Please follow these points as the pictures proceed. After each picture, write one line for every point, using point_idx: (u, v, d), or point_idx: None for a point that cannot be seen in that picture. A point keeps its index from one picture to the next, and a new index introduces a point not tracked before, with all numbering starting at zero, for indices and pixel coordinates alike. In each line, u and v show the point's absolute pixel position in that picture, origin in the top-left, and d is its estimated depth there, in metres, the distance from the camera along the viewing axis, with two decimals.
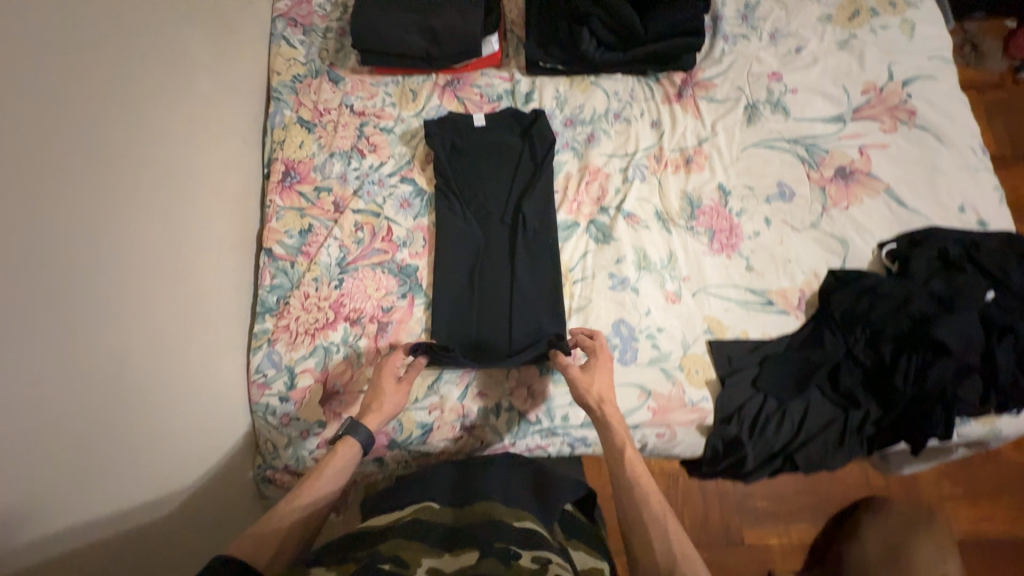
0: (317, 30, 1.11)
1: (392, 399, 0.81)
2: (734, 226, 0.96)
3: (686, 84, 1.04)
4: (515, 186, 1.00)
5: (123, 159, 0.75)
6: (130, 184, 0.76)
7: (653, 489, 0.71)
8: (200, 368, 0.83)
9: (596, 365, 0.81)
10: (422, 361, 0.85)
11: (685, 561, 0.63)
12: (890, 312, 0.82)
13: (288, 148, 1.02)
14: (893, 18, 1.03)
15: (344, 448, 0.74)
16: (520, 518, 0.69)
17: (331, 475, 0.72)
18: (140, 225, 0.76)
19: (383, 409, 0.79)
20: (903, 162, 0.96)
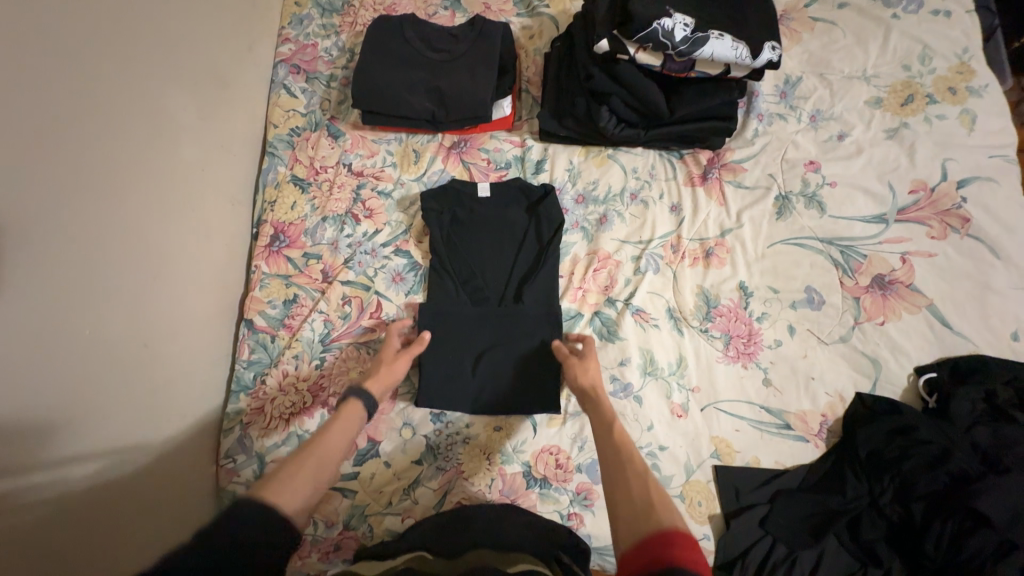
0: (321, 78, 1.05)
1: (392, 366, 0.80)
2: (753, 332, 0.87)
3: (712, 165, 0.95)
4: (517, 267, 0.93)
5: (104, 244, 0.68)
6: (109, 271, 0.69)
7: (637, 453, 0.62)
8: (166, 462, 0.77)
9: (591, 357, 0.80)
10: (427, 337, 0.85)
11: (662, 509, 0.53)
12: (925, 465, 0.73)
13: (279, 209, 0.96)
14: (952, 107, 0.92)
15: (350, 404, 0.70)
16: (514, 562, 0.62)
17: (335, 429, 0.66)
18: (115, 315, 0.70)
19: (384, 374, 0.78)
20: (953, 274, 0.85)
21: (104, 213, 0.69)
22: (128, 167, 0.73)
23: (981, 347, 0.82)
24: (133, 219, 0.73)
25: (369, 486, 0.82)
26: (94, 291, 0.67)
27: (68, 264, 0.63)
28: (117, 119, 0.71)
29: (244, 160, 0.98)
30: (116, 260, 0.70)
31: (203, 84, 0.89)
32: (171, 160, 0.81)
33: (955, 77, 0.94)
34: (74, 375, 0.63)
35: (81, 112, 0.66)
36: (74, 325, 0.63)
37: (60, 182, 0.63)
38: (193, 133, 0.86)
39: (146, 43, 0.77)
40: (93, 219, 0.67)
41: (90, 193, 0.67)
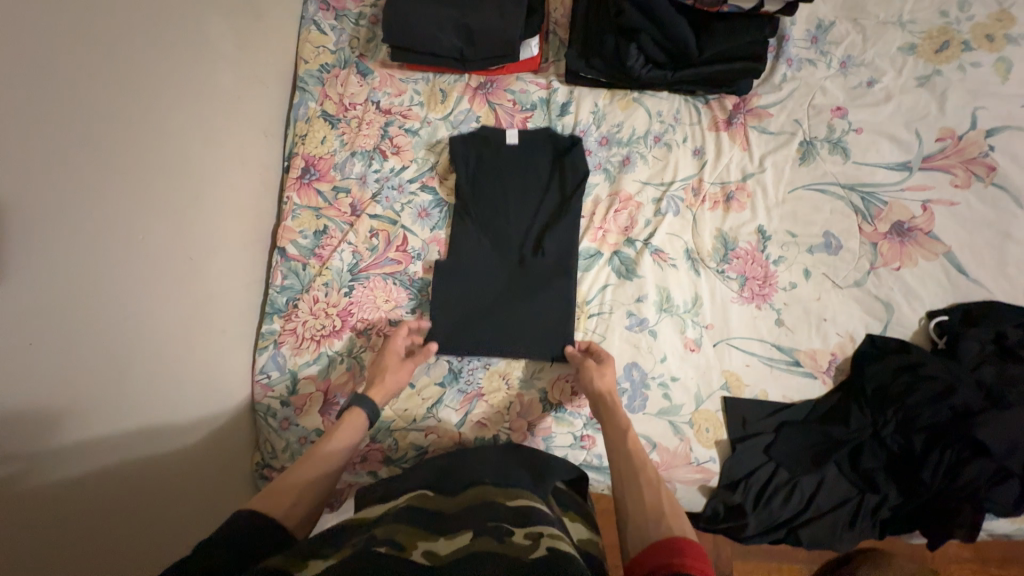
0: (350, 16, 1.05)
1: (394, 375, 0.81)
2: (769, 275, 0.89)
3: (738, 110, 0.95)
4: (535, 225, 0.94)
5: (145, 159, 0.72)
6: (150, 185, 0.73)
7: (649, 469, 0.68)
8: (208, 371, 0.82)
9: (607, 364, 0.81)
10: (433, 348, 0.85)
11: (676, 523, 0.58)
12: (928, 400, 0.76)
13: (309, 143, 0.99)
14: (988, 55, 0.91)
15: (356, 412, 0.74)
16: (513, 497, 0.65)
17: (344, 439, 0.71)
18: (159, 228, 0.74)
19: (385, 384, 0.80)
20: (974, 222, 0.86)
21: (143, 129, 0.72)
22: (164, 87, 0.76)
23: (994, 294, 0.83)
24: (170, 138, 0.77)
25: (394, 404, 0.87)
26: (137, 202, 0.71)
27: (112, 175, 0.67)
28: (153, 39, 0.74)
29: (276, 95, 1.00)
30: (157, 176, 0.74)
31: (235, 17, 0.91)
32: (206, 86, 0.84)
33: (993, 24, 0.92)
34: (122, 277, 0.68)
35: (121, 29, 0.69)
36: (119, 231, 0.68)
37: (108, 92, 0.67)
38: (226, 63, 0.88)
39: None
40: (133, 134, 0.71)
41: (132, 109, 0.70)
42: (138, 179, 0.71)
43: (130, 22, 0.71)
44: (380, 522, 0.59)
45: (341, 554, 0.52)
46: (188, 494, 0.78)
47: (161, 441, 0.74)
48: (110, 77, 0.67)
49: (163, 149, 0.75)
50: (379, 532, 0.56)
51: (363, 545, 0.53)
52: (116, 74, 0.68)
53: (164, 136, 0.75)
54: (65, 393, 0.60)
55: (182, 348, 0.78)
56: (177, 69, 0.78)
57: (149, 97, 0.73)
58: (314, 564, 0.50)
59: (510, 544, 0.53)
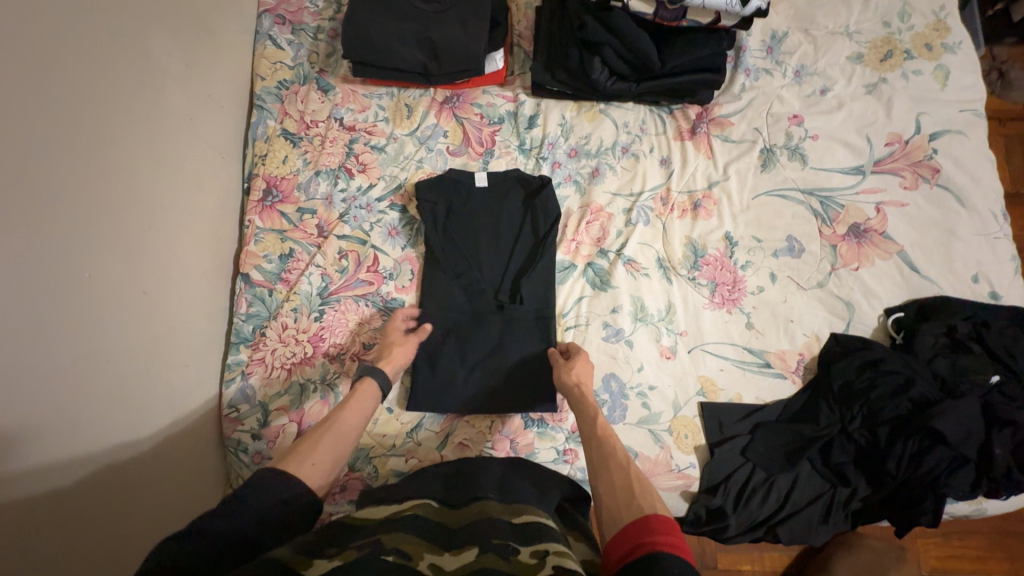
0: (308, 30, 1.02)
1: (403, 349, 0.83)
2: (737, 279, 0.91)
3: (701, 120, 0.97)
4: (512, 260, 0.93)
5: (93, 187, 0.68)
6: (99, 215, 0.68)
7: (620, 450, 0.69)
8: (171, 410, 0.78)
9: (578, 356, 0.83)
10: (428, 328, 0.87)
11: (647, 500, 0.59)
12: (890, 394, 0.80)
13: (270, 164, 0.95)
14: (927, 63, 0.96)
15: (363, 385, 0.74)
16: (519, 513, 0.63)
17: (352, 409, 0.71)
18: (111, 259, 0.70)
19: (394, 358, 0.81)
20: (923, 221, 0.91)
21: (89, 155, 0.67)
22: (111, 109, 0.71)
23: (944, 289, 0.88)
24: (121, 165, 0.72)
25: (373, 430, 0.85)
26: (87, 233, 0.66)
27: (58, 208, 0.62)
28: (95, 56, 0.69)
29: (232, 114, 0.96)
30: (107, 205, 0.69)
31: (185, 32, 0.86)
32: (157, 107, 0.79)
33: (931, 34, 0.97)
34: (77, 315, 0.64)
35: (61, 48, 0.64)
36: (65, 267, 0.63)
37: (53, 120, 0.62)
38: (177, 81, 0.84)
39: None
40: (80, 162, 0.66)
41: (77, 135, 0.65)
42: (89, 211, 0.67)
43: (70, 43, 0.66)
44: (384, 528, 0.58)
45: (347, 557, 0.51)
46: (158, 522, 0.74)
47: (129, 479, 0.70)
48: (52, 104, 0.62)
49: (114, 177, 0.71)
50: (384, 541, 0.54)
51: (369, 551, 0.51)
52: (59, 100, 0.63)
53: (113, 162, 0.71)
54: (17, 445, 0.56)
55: (141, 386, 0.73)
56: (125, 91, 0.74)
57: (97, 123, 0.68)
58: (316, 564, 0.49)
59: (518, 563, 0.52)
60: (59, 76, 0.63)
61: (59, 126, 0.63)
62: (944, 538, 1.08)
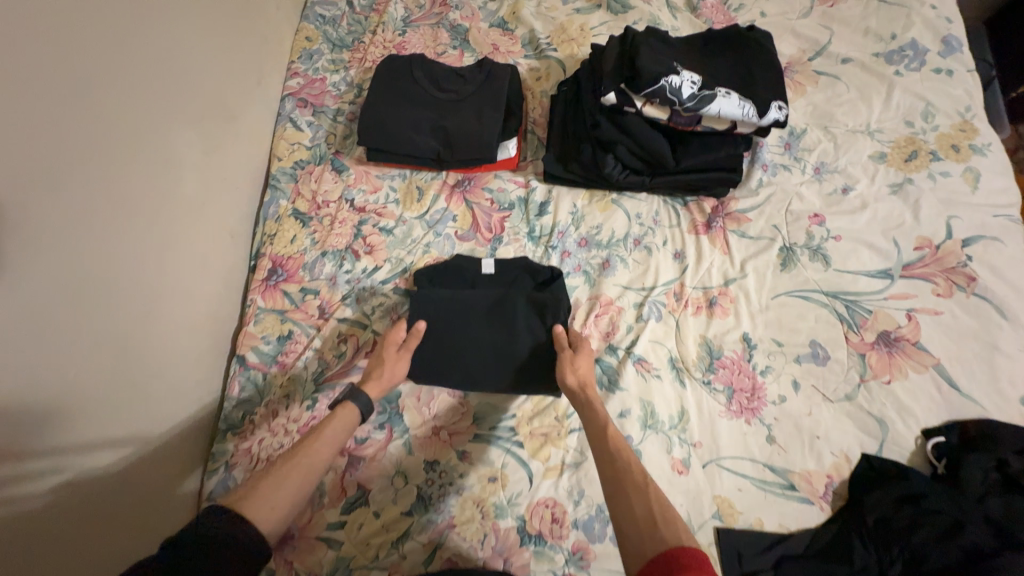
0: (328, 112, 1.05)
1: (392, 367, 0.83)
2: (757, 386, 0.85)
3: (717, 214, 0.94)
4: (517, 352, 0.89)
5: (94, 284, 0.66)
6: (98, 310, 0.67)
7: (634, 462, 0.67)
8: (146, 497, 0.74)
9: (582, 353, 0.82)
10: (422, 328, 0.85)
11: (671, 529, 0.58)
12: (935, 539, 0.70)
13: (278, 243, 0.95)
14: (955, 165, 0.92)
15: (343, 409, 0.74)
16: None
17: (330, 435, 0.70)
18: (101, 355, 0.68)
19: (382, 378, 0.81)
20: (960, 332, 0.84)
21: (95, 251, 0.67)
22: (124, 202, 0.71)
23: (989, 410, 0.80)
24: (127, 256, 0.72)
25: (356, 537, 0.78)
26: (81, 331, 0.65)
27: (52, 314, 0.61)
28: (117, 153, 0.70)
29: (246, 193, 0.97)
30: (107, 298, 0.68)
31: (208, 118, 0.88)
32: (170, 195, 0.79)
33: (957, 135, 0.94)
34: (51, 425, 0.61)
35: (79, 149, 0.64)
36: (50, 371, 0.60)
37: (62, 223, 0.62)
38: (195, 168, 0.85)
39: (154, 83, 0.77)
40: (85, 260, 0.65)
41: (85, 233, 0.65)
42: (86, 309, 0.65)
43: (92, 145, 0.66)
44: None
45: None
46: None
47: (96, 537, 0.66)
48: (63, 208, 0.62)
49: (117, 271, 0.70)
50: None
51: None
52: (70, 204, 0.63)
53: (118, 256, 0.70)
54: None
55: (116, 486, 0.70)
56: (141, 185, 0.74)
57: (103, 219, 0.68)
58: None
59: None
60: (76, 179, 0.64)
61: (63, 229, 0.62)
62: None
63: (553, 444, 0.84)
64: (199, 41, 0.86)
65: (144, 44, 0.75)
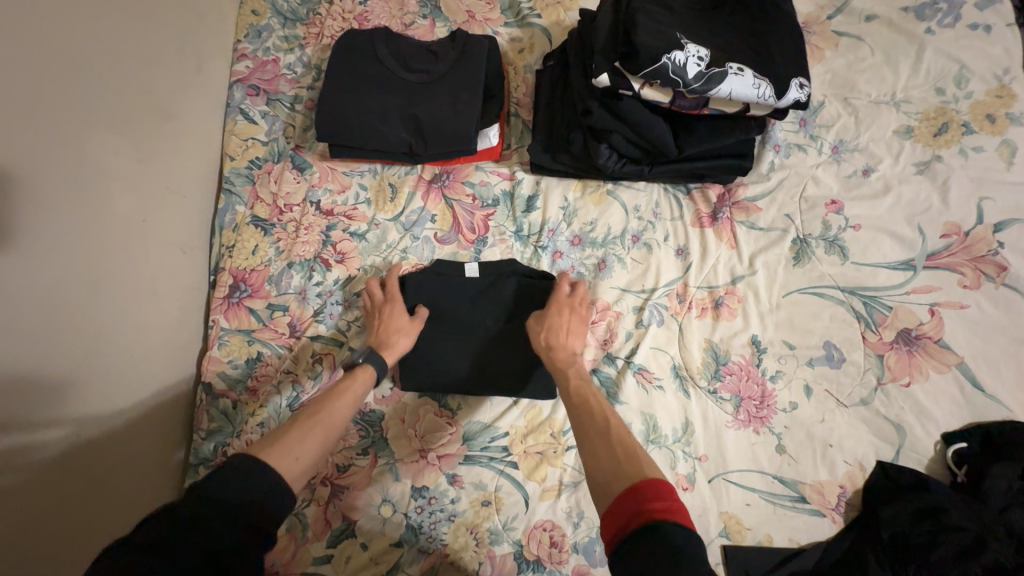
0: (284, 100, 0.93)
1: (407, 337, 0.78)
2: (766, 394, 0.79)
3: (723, 203, 0.85)
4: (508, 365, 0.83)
5: (19, 333, 0.58)
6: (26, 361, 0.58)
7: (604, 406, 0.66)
8: None
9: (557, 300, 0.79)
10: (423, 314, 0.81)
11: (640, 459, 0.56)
12: (954, 556, 0.66)
13: (238, 255, 0.86)
14: (990, 138, 0.82)
15: (361, 371, 0.71)
16: None
17: (347, 397, 0.67)
18: (34, 410, 0.60)
19: (398, 346, 0.77)
20: (988, 327, 0.77)
21: (12, 296, 0.57)
22: (43, 232, 0.61)
23: (1015, 412, 0.74)
24: (56, 293, 0.62)
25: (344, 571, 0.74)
26: (7, 389, 0.56)
27: None
28: (26, 175, 0.59)
29: (197, 200, 0.86)
30: (38, 346, 0.60)
31: (141, 119, 0.75)
32: (101, 217, 0.69)
33: (993, 102, 0.84)
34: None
35: None
36: None
37: None
38: (131, 180, 0.74)
39: (66, 84, 0.64)
40: (4, 308, 0.56)
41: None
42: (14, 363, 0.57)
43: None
44: None
45: None
46: None
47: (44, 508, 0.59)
48: None
49: (46, 313, 0.61)
50: None
51: None
52: None
53: (45, 296, 0.61)
54: None
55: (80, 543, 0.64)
56: (65, 209, 0.64)
57: (18, 256, 0.58)
58: None
59: None
60: None
61: None
62: None
63: (550, 463, 0.79)
64: (117, 25, 0.72)
65: (46, 38, 0.62)
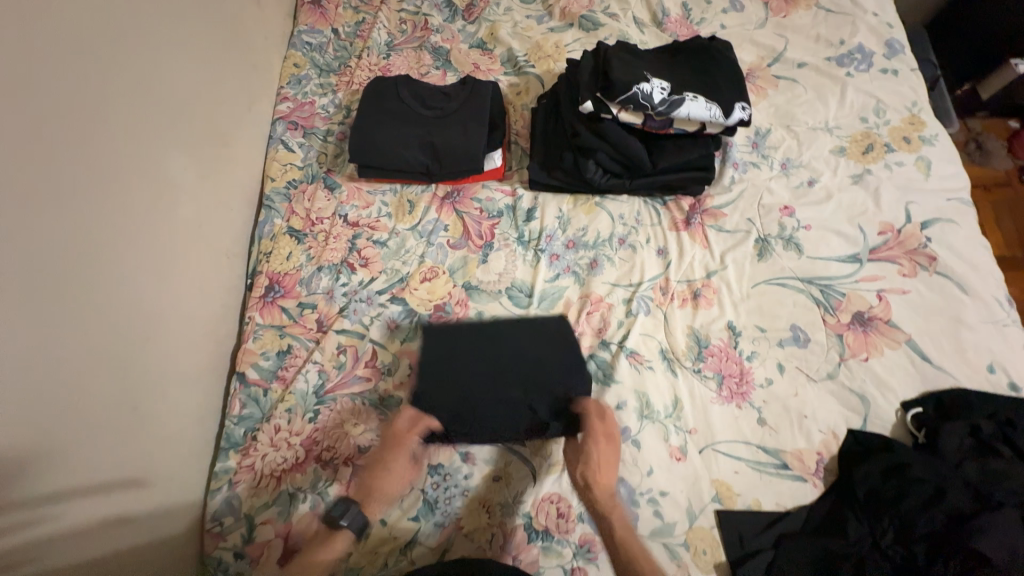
0: (318, 133, 1.09)
1: (403, 479, 0.81)
2: (744, 371, 0.89)
3: (695, 211, 1.00)
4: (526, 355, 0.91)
5: (106, 303, 0.70)
6: (108, 328, 0.70)
7: None
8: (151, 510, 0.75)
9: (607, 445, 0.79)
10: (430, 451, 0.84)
11: None
12: (921, 506, 0.73)
13: (274, 260, 0.98)
14: (908, 155, 1.00)
15: (341, 536, 0.75)
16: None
17: (321, 564, 0.74)
18: (113, 370, 0.70)
19: (393, 486, 0.80)
20: (928, 309, 0.90)
21: (104, 272, 0.70)
22: (131, 224, 0.75)
23: (961, 379, 0.85)
24: (135, 275, 0.75)
25: (364, 546, 0.79)
26: (88, 346, 0.66)
27: (69, 332, 0.64)
28: (121, 178, 0.73)
29: (241, 214, 0.99)
30: (117, 316, 0.71)
31: (202, 143, 0.91)
32: (168, 218, 0.82)
33: (907, 127, 1.02)
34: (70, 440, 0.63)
35: (89, 174, 0.68)
36: (69, 386, 0.63)
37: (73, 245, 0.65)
38: (191, 191, 0.88)
39: (156, 114, 0.81)
40: (98, 280, 0.69)
41: (95, 254, 0.69)
42: (100, 327, 0.68)
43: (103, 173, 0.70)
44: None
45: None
46: None
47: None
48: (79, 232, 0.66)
49: (126, 290, 0.73)
50: None
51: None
52: (86, 227, 0.67)
53: (126, 276, 0.73)
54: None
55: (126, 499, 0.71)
56: (145, 207, 0.78)
57: (111, 240, 0.71)
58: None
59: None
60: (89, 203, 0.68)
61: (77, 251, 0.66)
62: None
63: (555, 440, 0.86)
64: (191, 71, 0.90)
65: (143, 78, 0.79)
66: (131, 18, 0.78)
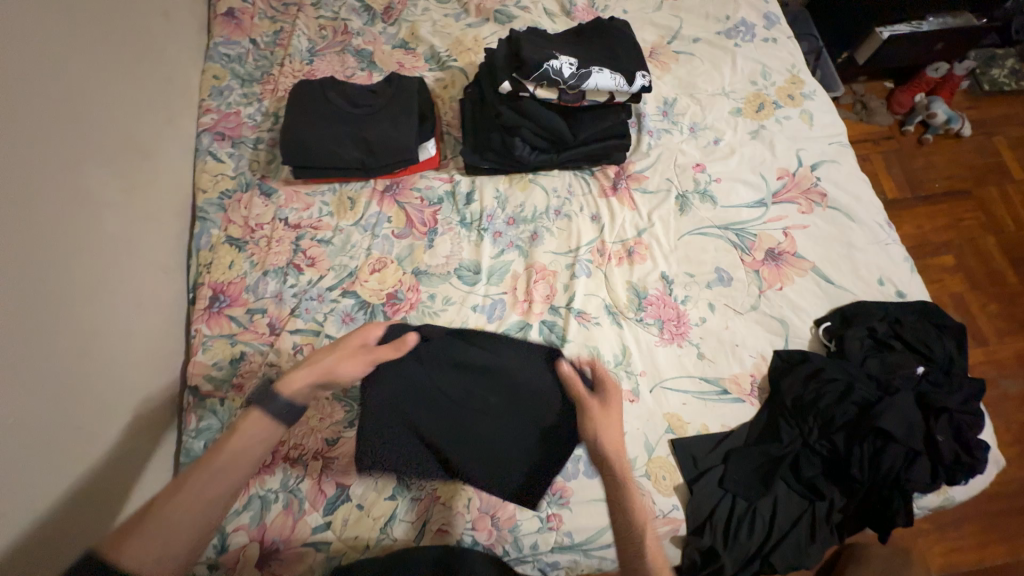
0: (247, 142, 1.08)
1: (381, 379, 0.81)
2: (681, 314, 0.97)
3: (620, 177, 1.08)
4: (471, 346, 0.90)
5: (45, 320, 0.69)
6: (51, 345, 0.69)
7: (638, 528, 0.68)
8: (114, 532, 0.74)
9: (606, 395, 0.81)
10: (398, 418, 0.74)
11: None
12: (836, 401, 0.85)
13: (215, 271, 0.96)
14: (794, 109, 1.14)
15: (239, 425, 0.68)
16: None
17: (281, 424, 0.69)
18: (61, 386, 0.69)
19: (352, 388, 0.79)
20: (826, 238, 1.02)
21: (41, 288, 0.69)
22: (63, 241, 0.74)
23: (858, 294, 0.98)
24: (73, 293, 0.75)
25: (343, 534, 0.80)
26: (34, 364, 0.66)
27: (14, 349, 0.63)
28: (49, 195, 0.73)
29: (174, 229, 0.98)
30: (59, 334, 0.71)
31: (125, 158, 0.90)
32: (97, 234, 0.81)
33: (791, 87, 1.16)
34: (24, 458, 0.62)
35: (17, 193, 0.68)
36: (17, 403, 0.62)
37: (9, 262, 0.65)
38: (117, 208, 0.86)
39: (74, 132, 0.80)
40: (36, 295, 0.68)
41: (25, 268, 0.67)
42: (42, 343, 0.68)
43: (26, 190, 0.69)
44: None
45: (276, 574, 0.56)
46: None
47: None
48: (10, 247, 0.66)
49: (63, 308, 0.72)
50: None
51: None
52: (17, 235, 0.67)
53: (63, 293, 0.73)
54: None
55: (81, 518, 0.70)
56: (75, 221, 0.77)
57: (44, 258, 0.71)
58: None
59: None
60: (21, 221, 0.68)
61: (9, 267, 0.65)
62: (939, 536, 1.24)
63: None
64: (105, 90, 0.88)
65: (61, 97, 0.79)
66: (43, 35, 0.77)
